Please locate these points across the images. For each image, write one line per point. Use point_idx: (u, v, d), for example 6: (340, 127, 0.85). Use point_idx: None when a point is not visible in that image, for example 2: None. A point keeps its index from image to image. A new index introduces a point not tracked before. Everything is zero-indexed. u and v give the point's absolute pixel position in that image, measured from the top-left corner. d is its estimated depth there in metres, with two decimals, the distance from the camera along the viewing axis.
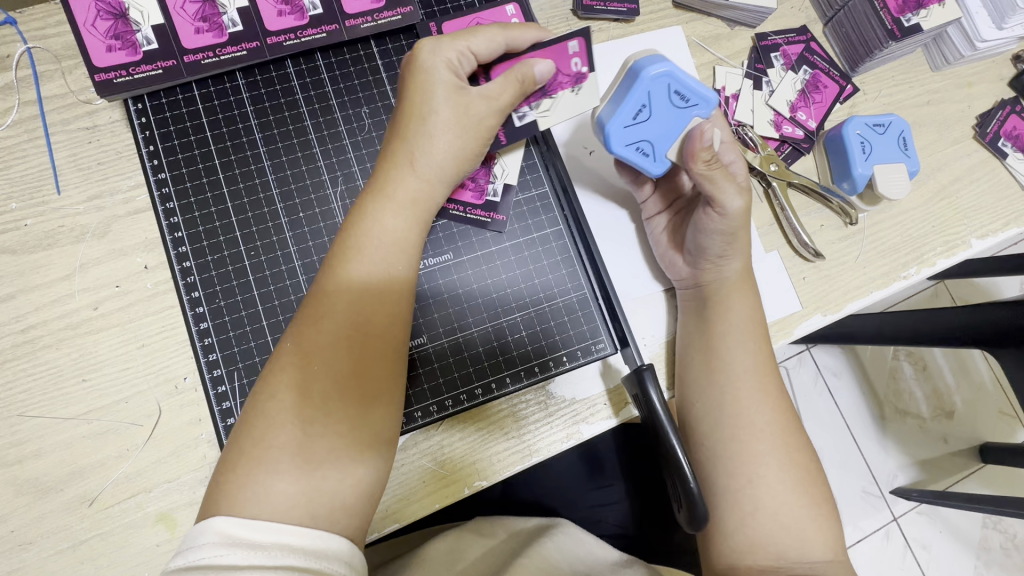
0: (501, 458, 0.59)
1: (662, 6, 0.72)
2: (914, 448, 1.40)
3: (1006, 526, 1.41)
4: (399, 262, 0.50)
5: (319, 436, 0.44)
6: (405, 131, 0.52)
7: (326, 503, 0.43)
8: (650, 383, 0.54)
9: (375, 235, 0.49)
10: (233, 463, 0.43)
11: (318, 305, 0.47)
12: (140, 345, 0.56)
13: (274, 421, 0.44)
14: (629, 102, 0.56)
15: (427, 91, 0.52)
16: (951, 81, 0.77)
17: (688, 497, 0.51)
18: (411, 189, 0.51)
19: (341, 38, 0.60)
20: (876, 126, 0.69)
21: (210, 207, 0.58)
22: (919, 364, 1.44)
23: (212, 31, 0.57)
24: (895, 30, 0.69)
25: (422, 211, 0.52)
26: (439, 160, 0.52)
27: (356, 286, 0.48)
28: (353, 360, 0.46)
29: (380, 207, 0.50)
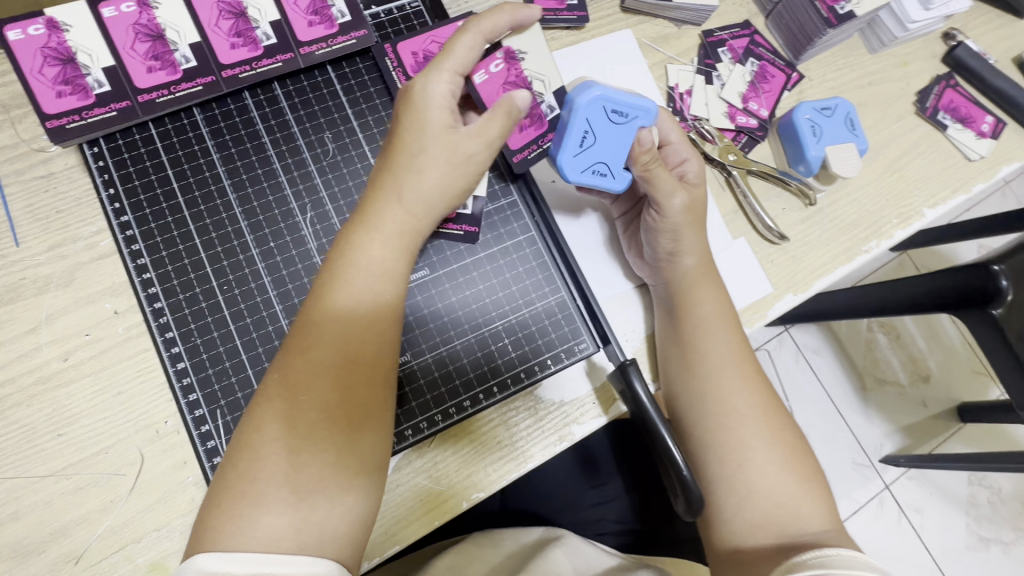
0: (495, 469, 0.59)
1: (611, 11, 0.75)
2: (897, 415, 1.45)
3: (990, 481, 1.46)
4: (386, 290, 0.50)
5: (314, 463, 0.43)
6: (394, 164, 0.52)
7: (323, 532, 0.43)
8: (635, 378, 0.55)
9: (362, 264, 0.49)
10: (227, 493, 0.42)
11: (311, 335, 0.47)
12: (117, 393, 0.55)
13: (261, 453, 0.43)
14: (571, 133, 0.60)
15: (416, 122, 0.52)
16: (889, 62, 0.81)
17: (682, 486, 0.52)
18: (399, 220, 0.51)
19: (297, 66, 0.59)
20: (823, 110, 0.72)
21: (177, 246, 0.56)
22: (892, 333, 1.49)
23: (165, 69, 0.56)
24: (832, 17, 0.72)
25: (410, 242, 0.52)
26: (424, 195, 0.52)
27: (347, 320, 0.48)
28: (347, 390, 0.46)
29: (366, 238, 0.50)
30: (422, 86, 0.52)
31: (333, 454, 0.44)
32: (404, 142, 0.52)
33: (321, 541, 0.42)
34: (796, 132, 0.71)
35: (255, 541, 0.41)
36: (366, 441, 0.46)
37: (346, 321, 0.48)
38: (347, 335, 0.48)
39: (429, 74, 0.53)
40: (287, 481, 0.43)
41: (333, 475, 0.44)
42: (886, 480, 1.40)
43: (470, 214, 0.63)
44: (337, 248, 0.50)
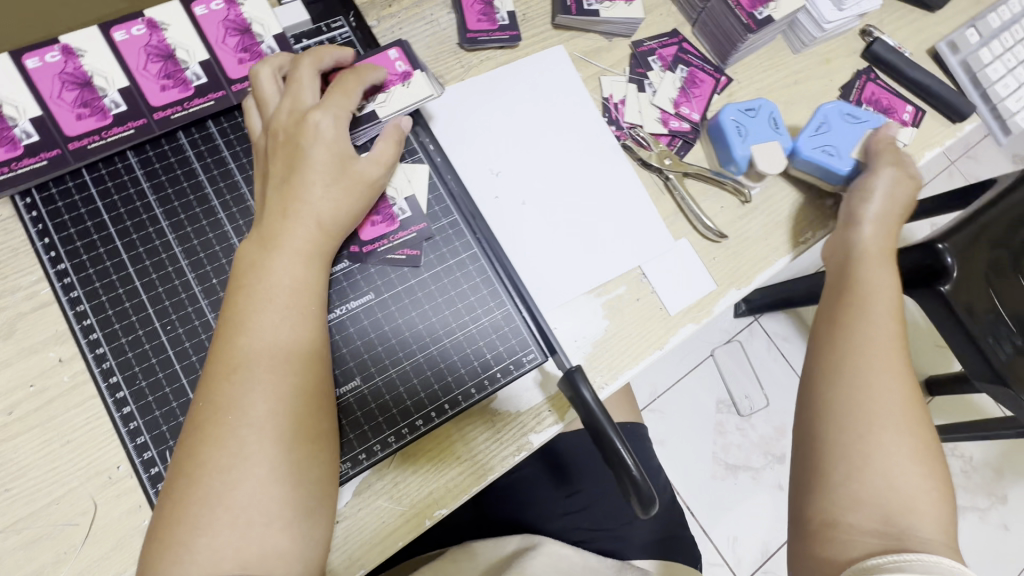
0: (454, 485, 0.60)
1: (543, 29, 0.78)
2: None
3: (962, 452, 1.57)
4: (299, 309, 0.51)
5: (248, 486, 0.45)
6: (289, 184, 0.54)
7: (273, 553, 0.44)
8: (581, 382, 0.57)
9: (275, 286, 0.51)
10: (175, 529, 0.44)
11: (228, 358, 0.48)
12: (65, 442, 0.55)
13: (206, 484, 0.45)
14: (811, 122, 0.75)
15: (299, 149, 0.54)
16: (812, 60, 0.85)
17: (633, 484, 0.54)
18: (305, 237, 0.53)
19: (230, 103, 0.59)
20: (748, 111, 0.75)
21: (117, 289, 0.55)
22: None
23: (94, 115, 0.56)
24: (751, 23, 0.76)
25: (316, 256, 0.54)
26: (327, 214, 0.54)
27: (266, 341, 0.49)
28: (270, 407, 0.47)
29: (279, 260, 0.52)
30: (306, 119, 0.55)
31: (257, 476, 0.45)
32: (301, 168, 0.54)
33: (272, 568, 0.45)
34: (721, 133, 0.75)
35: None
36: (290, 456, 0.47)
37: (268, 345, 0.49)
38: (261, 353, 0.49)
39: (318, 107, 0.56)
40: (235, 513, 0.44)
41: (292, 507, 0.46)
42: None
43: (411, 215, 0.63)
44: (245, 271, 0.52)
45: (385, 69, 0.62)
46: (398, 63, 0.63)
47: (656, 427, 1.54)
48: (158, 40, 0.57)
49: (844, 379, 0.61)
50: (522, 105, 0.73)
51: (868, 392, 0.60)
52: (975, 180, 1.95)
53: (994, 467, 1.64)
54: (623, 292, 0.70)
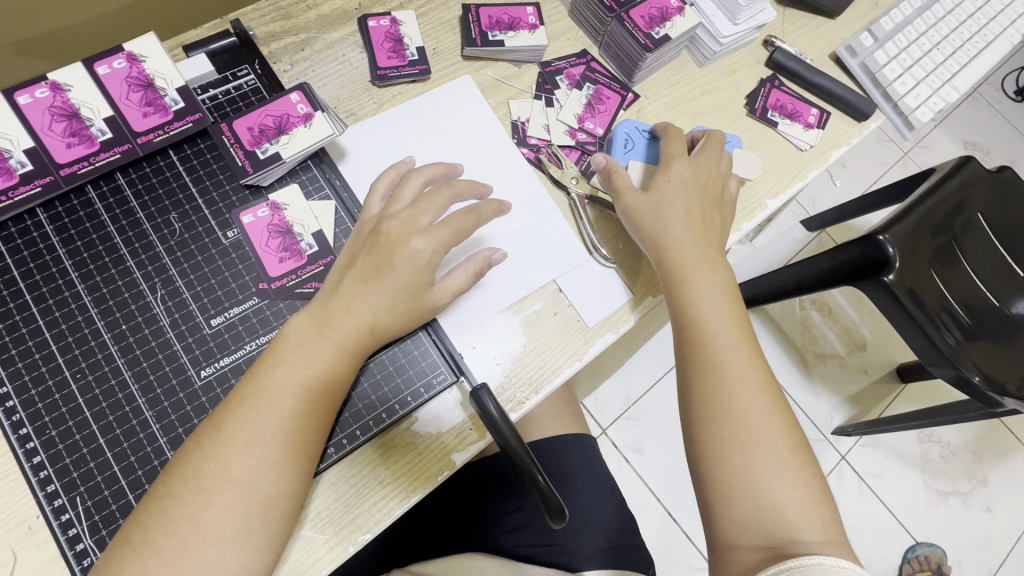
0: (379, 508, 0.61)
1: (453, 61, 0.81)
2: (844, 386, 1.66)
3: (939, 436, 1.65)
4: (322, 390, 0.54)
5: (171, 526, 0.48)
6: (367, 281, 0.58)
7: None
8: (486, 400, 0.58)
9: (305, 368, 0.54)
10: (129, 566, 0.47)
11: (246, 415, 0.52)
12: None
13: (160, 525, 0.48)
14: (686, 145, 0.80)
15: (386, 265, 0.58)
16: (717, 72, 0.89)
17: (542, 496, 0.56)
18: (349, 332, 0.56)
19: (137, 155, 0.62)
20: (647, 132, 0.81)
21: (26, 342, 0.56)
22: (824, 308, 1.72)
23: (0, 176, 0.58)
24: (648, 43, 0.80)
25: (358, 354, 0.57)
26: (375, 324, 0.57)
27: (280, 408, 0.53)
28: (251, 465, 0.51)
29: (320, 345, 0.55)
30: (408, 243, 0.58)
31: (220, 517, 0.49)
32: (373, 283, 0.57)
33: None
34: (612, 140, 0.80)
35: None
36: (245, 506, 0.50)
37: (279, 415, 0.52)
38: (271, 424, 0.52)
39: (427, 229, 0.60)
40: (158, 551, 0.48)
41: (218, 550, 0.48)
42: (841, 450, 1.60)
43: (318, 249, 0.63)
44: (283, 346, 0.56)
45: (286, 112, 0.65)
46: (300, 106, 0.65)
47: (632, 434, 1.55)
48: (62, 101, 0.60)
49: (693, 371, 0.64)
50: (434, 136, 0.76)
51: (723, 381, 0.61)
52: (926, 168, 2.00)
53: (972, 449, 1.65)
54: (540, 308, 0.72)
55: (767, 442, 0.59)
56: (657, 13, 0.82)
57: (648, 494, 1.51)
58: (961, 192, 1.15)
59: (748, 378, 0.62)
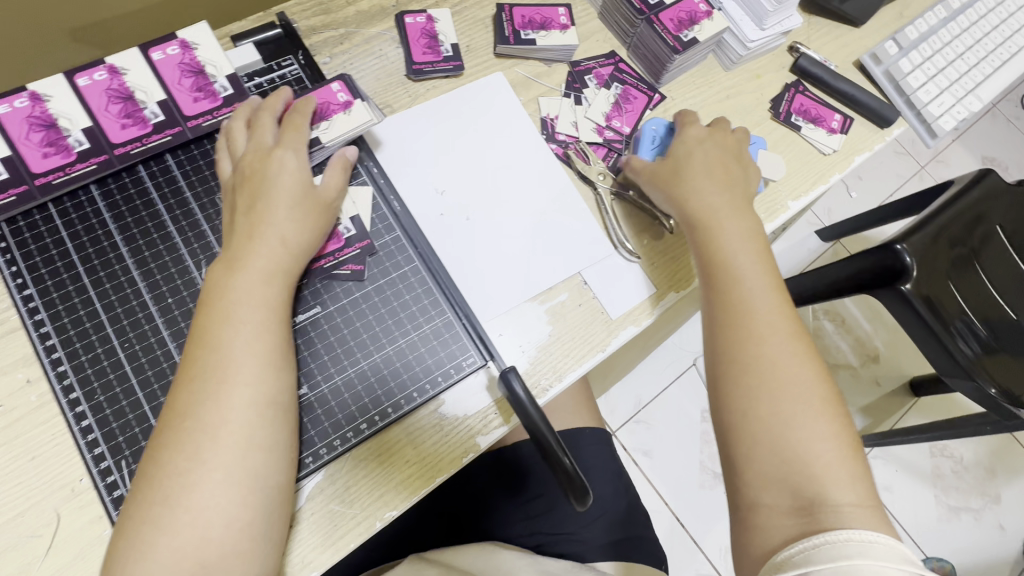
0: (403, 485, 0.63)
1: (486, 58, 0.84)
2: (855, 396, 1.67)
3: (952, 451, 1.64)
4: (261, 310, 0.56)
5: (208, 487, 0.49)
6: (252, 213, 0.59)
7: (220, 550, 0.48)
8: (515, 382, 0.60)
9: (232, 299, 0.56)
10: (138, 516, 0.49)
11: (189, 369, 0.53)
12: (31, 457, 0.59)
13: (160, 476, 0.49)
14: None
15: (274, 178, 0.61)
16: (743, 76, 0.91)
17: (568, 478, 0.58)
18: (268, 258, 0.58)
19: (186, 138, 0.64)
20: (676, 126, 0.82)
21: (78, 310, 0.58)
22: (837, 318, 1.73)
23: (59, 153, 0.60)
24: (677, 45, 0.82)
25: (278, 272, 0.58)
26: (290, 234, 0.60)
27: (232, 339, 0.54)
28: (234, 407, 0.52)
29: (232, 277, 0.57)
30: (274, 156, 0.61)
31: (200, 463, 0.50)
32: (264, 201, 0.60)
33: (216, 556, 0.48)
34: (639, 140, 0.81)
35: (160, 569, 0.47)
36: (243, 455, 0.51)
37: (225, 358, 0.53)
38: (235, 363, 0.53)
39: (290, 144, 0.63)
40: (190, 514, 0.48)
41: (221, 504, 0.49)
42: None
43: (356, 233, 0.67)
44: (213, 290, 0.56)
45: (327, 101, 0.68)
46: (341, 95, 0.69)
47: (641, 437, 1.56)
48: (119, 84, 0.63)
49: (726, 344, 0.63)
50: (465, 130, 0.79)
51: (750, 333, 0.62)
52: (943, 182, 2.00)
53: (985, 466, 1.64)
54: (565, 299, 0.73)
55: (796, 388, 0.60)
56: (685, 17, 0.83)
57: (656, 498, 1.51)
58: (980, 204, 1.15)
59: (778, 327, 0.63)
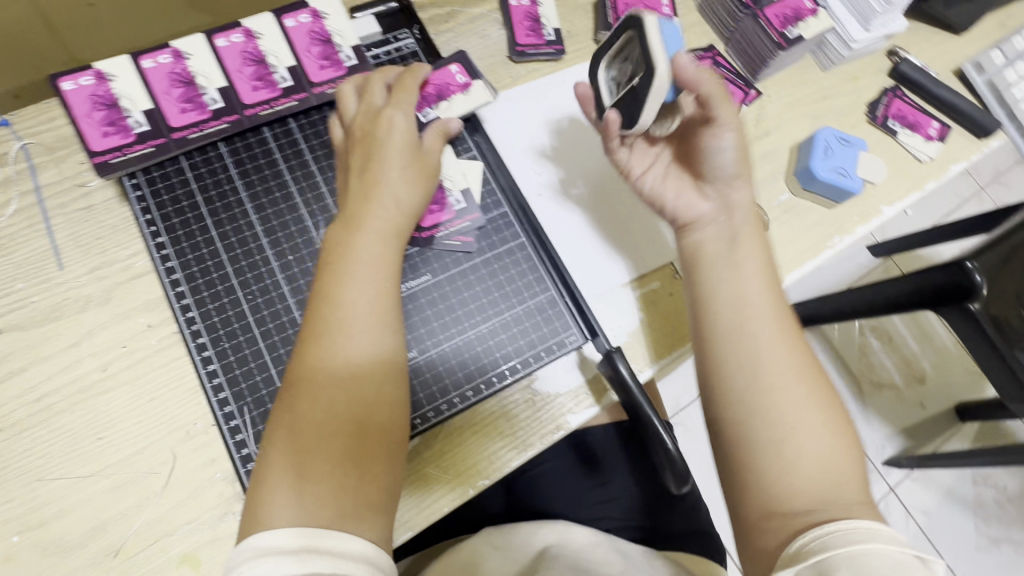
0: (497, 455, 0.64)
1: (586, 44, 0.84)
2: (903, 416, 1.62)
3: (994, 480, 1.60)
4: (379, 269, 0.57)
5: (337, 437, 0.51)
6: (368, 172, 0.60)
7: (361, 497, 0.50)
8: (621, 363, 0.61)
9: (354, 258, 0.57)
10: (273, 468, 0.50)
11: (315, 325, 0.54)
12: (149, 398, 0.61)
13: (298, 430, 0.51)
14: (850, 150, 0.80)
15: (387, 139, 0.61)
16: (840, 77, 0.89)
17: (669, 459, 0.60)
18: (385, 218, 0.59)
19: (311, 104, 0.66)
20: (840, 141, 0.81)
21: (207, 261, 0.61)
22: (884, 337, 1.68)
23: (196, 110, 0.63)
24: (782, 41, 0.81)
25: (393, 233, 0.60)
26: (402, 195, 0.60)
27: (353, 297, 0.55)
28: (360, 360, 0.54)
29: (353, 237, 0.58)
30: (382, 116, 0.62)
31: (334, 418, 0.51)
32: (377, 162, 0.60)
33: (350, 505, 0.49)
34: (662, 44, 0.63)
35: (301, 516, 0.48)
36: (372, 405, 0.53)
37: (352, 314, 0.54)
38: (356, 323, 0.54)
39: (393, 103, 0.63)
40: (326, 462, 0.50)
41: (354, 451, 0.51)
42: (890, 483, 1.57)
43: (464, 206, 0.69)
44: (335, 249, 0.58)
45: (447, 81, 0.72)
46: (458, 76, 0.72)
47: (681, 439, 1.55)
48: (252, 47, 0.65)
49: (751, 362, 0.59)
50: (564, 114, 0.79)
51: (739, 326, 0.61)
52: (1005, 206, 1.94)
53: None
54: (656, 287, 0.74)
55: (759, 326, 0.61)
56: (792, 13, 0.83)
57: None
58: None
59: (751, 274, 0.63)
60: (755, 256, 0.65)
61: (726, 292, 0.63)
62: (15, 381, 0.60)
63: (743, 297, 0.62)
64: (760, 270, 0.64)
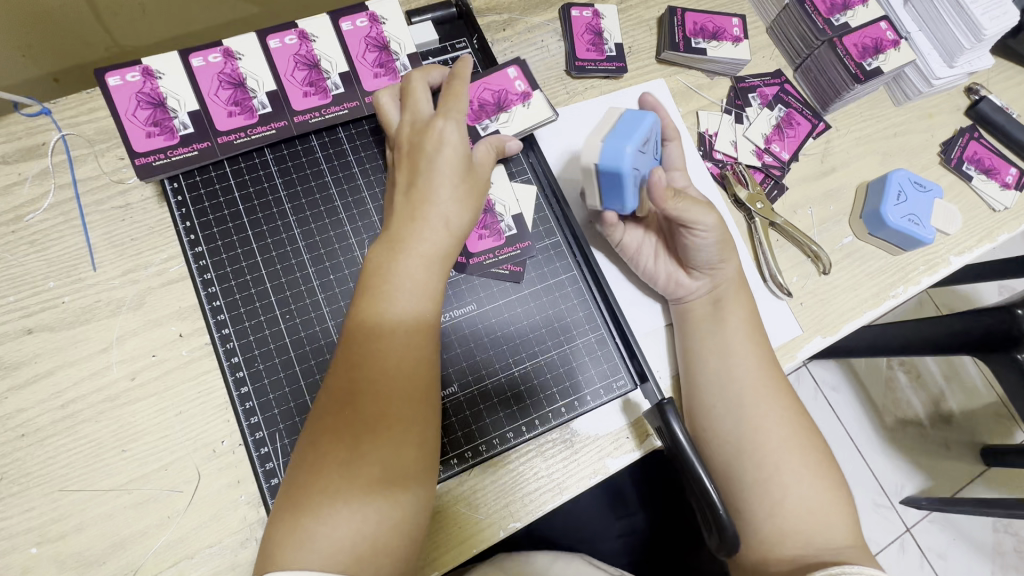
0: (532, 499, 0.61)
1: (647, 62, 0.80)
2: (918, 456, 1.37)
3: (1017, 528, 1.37)
4: (423, 297, 0.52)
5: (361, 480, 0.45)
6: (416, 185, 0.55)
7: (380, 547, 0.44)
8: (673, 417, 0.56)
9: (396, 281, 0.51)
10: (289, 504, 0.45)
11: (352, 352, 0.49)
12: (177, 412, 0.59)
13: (320, 467, 0.45)
14: (924, 197, 0.75)
15: (437, 151, 0.55)
16: (914, 114, 0.84)
17: (716, 520, 0.52)
18: (431, 239, 0.53)
19: (362, 112, 0.63)
20: (913, 185, 0.75)
21: (245, 275, 0.59)
22: (912, 372, 1.42)
23: (243, 114, 0.60)
24: (859, 73, 0.76)
25: (441, 255, 0.54)
26: (453, 216, 0.55)
27: (392, 327, 0.50)
28: (397, 396, 0.48)
29: (397, 256, 0.52)
30: (433, 126, 0.56)
31: (358, 456, 0.46)
32: (425, 177, 0.55)
33: (366, 555, 0.44)
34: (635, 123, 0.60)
35: (314, 558, 0.42)
36: (403, 446, 0.47)
37: (389, 343, 0.49)
38: (392, 351, 0.49)
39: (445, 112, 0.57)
40: (349, 507, 0.44)
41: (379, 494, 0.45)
42: (908, 523, 1.32)
43: (516, 232, 0.67)
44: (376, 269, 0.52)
45: (505, 88, 0.67)
46: (517, 83, 0.67)
47: None
48: (306, 51, 0.62)
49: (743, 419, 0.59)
50: None
51: (738, 388, 0.61)
52: None
53: None
54: None
55: (745, 373, 0.61)
56: (871, 44, 0.78)
57: None
58: None
59: (738, 326, 0.64)
60: (741, 311, 0.65)
61: (710, 337, 0.64)
62: (42, 384, 0.58)
63: (726, 347, 0.63)
64: (744, 323, 0.64)
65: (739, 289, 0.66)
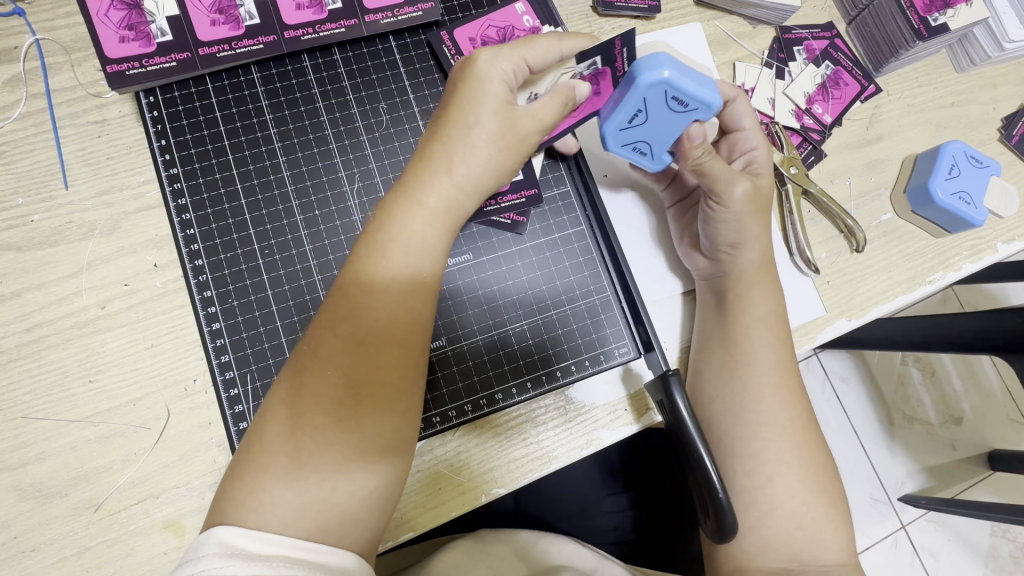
0: (517, 465, 0.57)
1: (684, 4, 0.71)
2: (923, 456, 1.32)
3: (1016, 534, 1.32)
4: (427, 262, 0.47)
5: (334, 446, 0.41)
6: (444, 134, 0.48)
7: (347, 517, 0.41)
8: (676, 387, 0.50)
9: (404, 237, 0.46)
10: (251, 460, 0.41)
11: (343, 309, 0.44)
12: (149, 346, 0.55)
13: (288, 429, 0.41)
14: (980, 176, 0.68)
15: (474, 97, 0.48)
16: (976, 82, 0.75)
17: (715, 507, 0.48)
18: (445, 196, 0.47)
19: (360, 33, 0.61)
20: (970, 159, 0.68)
21: (223, 203, 0.58)
22: (928, 369, 1.36)
23: (227, 23, 0.58)
24: (922, 29, 0.68)
25: (456, 217, 0.48)
26: (474, 169, 0.48)
27: (385, 288, 0.45)
28: (386, 363, 0.44)
29: (409, 211, 0.46)
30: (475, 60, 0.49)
31: (336, 422, 0.42)
32: (447, 127, 0.48)
33: (324, 526, 0.40)
34: (622, 96, 0.50)
35: (273, 523, 0.39)
36: (385, 417, 0.43)
37: (381, 304, 0.44)
38: (384, 308, 0.44)
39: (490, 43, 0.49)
40: (321, 477, 0.41)
41: (355, 460, 0.42)
42: (903, 519, 1.28)
43: (523, 179, 0.61)
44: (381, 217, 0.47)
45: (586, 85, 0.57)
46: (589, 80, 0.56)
47: None
48: None
49: (748, 401, 0.56)
50: None
51: (749, 383, 0.56)
52: None
53: None
54: None
55: (754, 355, 0.57)
56: None
57: None
58: None
59: (756, 320, 0.58)
60: (761, 300, 0.58)
61: (715, 329, 0.59)
62: (6, 306, 0.54)
63: (732, 339, 0.57)
64: (766, 314, 0.58)
65: (760, 278, 0.59)
